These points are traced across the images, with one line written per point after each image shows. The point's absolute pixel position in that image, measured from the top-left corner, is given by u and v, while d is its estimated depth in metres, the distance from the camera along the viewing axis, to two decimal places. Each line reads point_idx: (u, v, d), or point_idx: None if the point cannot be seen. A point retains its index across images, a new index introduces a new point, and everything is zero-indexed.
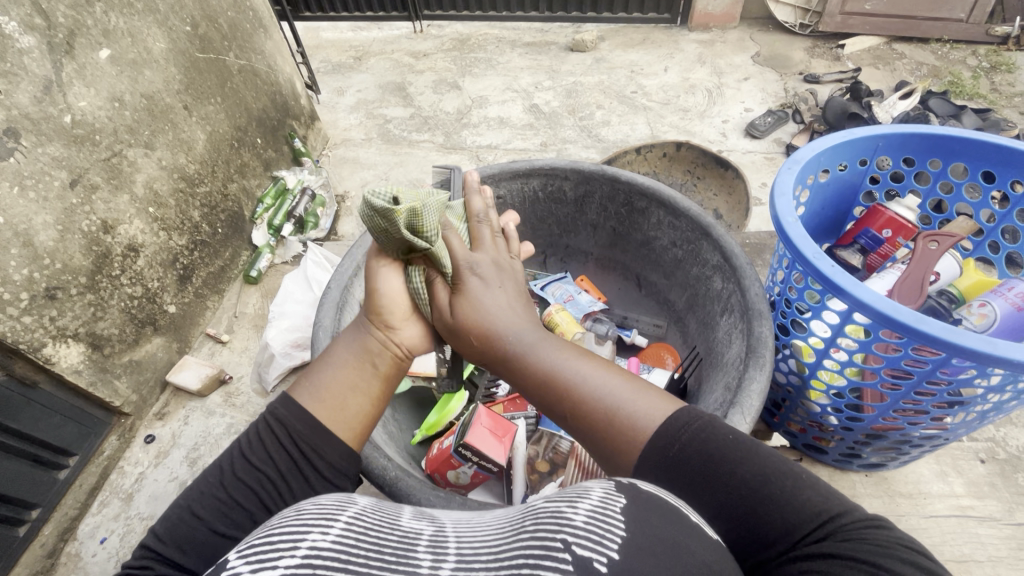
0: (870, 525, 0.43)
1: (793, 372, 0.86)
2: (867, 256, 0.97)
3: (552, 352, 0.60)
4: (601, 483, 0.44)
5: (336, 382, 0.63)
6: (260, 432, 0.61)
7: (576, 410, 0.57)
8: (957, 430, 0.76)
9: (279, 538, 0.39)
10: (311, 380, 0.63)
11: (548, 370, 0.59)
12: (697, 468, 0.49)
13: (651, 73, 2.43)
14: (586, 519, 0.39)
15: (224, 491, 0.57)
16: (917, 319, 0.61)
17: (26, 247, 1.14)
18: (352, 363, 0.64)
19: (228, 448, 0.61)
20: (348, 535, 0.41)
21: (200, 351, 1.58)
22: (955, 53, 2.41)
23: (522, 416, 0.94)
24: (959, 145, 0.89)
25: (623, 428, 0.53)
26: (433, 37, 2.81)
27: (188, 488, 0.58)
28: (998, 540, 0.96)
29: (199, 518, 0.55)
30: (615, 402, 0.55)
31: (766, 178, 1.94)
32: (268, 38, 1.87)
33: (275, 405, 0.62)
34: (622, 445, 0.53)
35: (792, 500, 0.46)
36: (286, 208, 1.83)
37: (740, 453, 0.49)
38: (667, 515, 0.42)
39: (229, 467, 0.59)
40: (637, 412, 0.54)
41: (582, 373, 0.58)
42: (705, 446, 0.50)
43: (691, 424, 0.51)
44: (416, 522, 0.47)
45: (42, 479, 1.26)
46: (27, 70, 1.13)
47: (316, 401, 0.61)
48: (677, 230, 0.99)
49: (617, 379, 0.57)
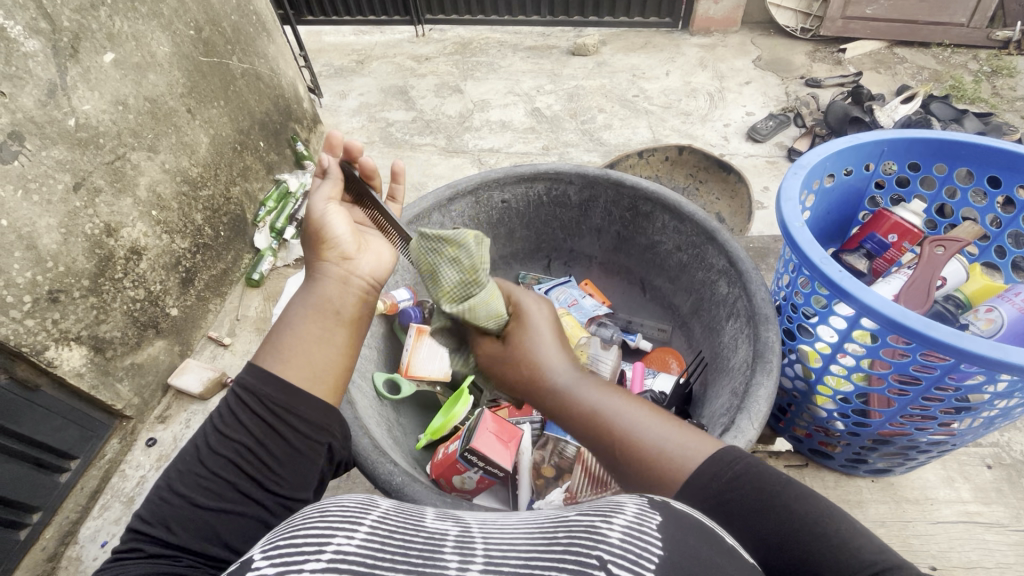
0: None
1: (799, 376, 0.86)
2: (873, 261, 0.97)
3: (599, 392, 0.61)
4: (636, 499, 0.45)
5: (302, 339, 0.59)
6: (228, 405, 0.59)
7: (616, 445, 0.57)
8: (965, 436, 0.75)
9: (304, 540, 0.39)
10: (276, 342, 0.60)
11: (592, 407, 0.60)
12: (743, 501, 0.49)
13: (652, 77, 2.44)
14: (622, 537, 0.39)
15: (202, 467, 0.55)
16: (927, 325, 0.61)
17: (29, 251, 1.14)
18: (315, 317, 0.60)
19: (199, 425, 0.60)
20: (373, 538, 0.41)
21: (201, 354, 1.58)
22: (956, 58, 2.42)
23: (528, 421, 0.95)
24: (963, 150, 0.89)
25: (660, 462, 0.54)
26: (434, 41, 2.82)
27: (166, 469, 0.57)
28: (1007, 547, 0.95)
29: (180, 498, 0.54)
30: (653, 437, 0.56)
31: (768, 182, 1.95)
32: (271, 42, 1.87)
33: (240, 373, 0.59)
34: (655, 475, 0.54)
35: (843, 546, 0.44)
36: (289, 212, 1.84)
37: (787, 490, 0.49)
38: (705, 535, 0.42)
39: (204, 443, 0.57)
40: (674, 449, 0.54)
41: (624, 411, 0.59)
42: (753, 483, 0.50)
43: (735, 465, 0.51)
44: (441, 522, 0.47)
45: (43, 483, 1.25)
46: (32, 74, 1.13)
47: (286, 365, 0.59)
48: (682, 235, 0.99)
49: (660, 421, 0.57)
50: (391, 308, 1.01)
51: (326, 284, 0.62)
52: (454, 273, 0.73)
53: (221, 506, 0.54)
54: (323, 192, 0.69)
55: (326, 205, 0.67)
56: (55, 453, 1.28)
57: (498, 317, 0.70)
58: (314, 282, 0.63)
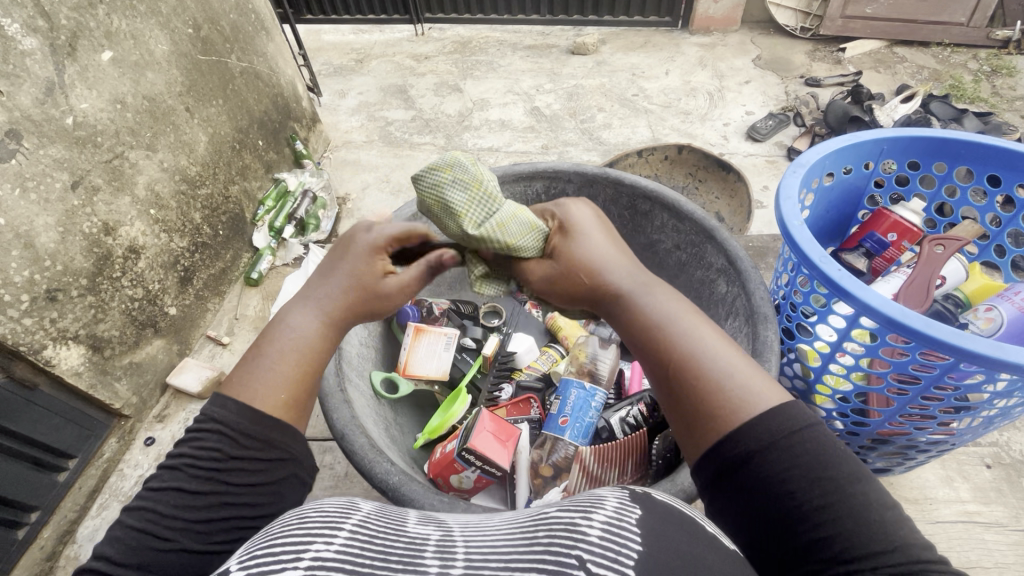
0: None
1: (798, 376, 0.86)
2: (872, 260, 0.96)
3: (674, 311, 0.60)
4: (617, 493, 0.45)
5: (284, 376, 0.61)
6: (213, 442, 0.57)
7: (678, 367, 0.55)
8: (964, 435, 0.75)
9: (281, 549, 0.39)
10: (258, 364, 0.61)
11: (664, 323, 0.59)
12: (795, 471, 0.47)
13: (652, 76, 2.44)
14: (602, 534, 0.39)
15: (188, 510, 0.54)
16: (927, 324, 0.60)
17: (27, 250, 1.14)
18: (306, 358, 0.63)
19: (175, 458, 0.57)
20: (352, 544, 0.40)
21: (200, 353, 1.58)
22: (956, 57, 2.42)
23: (525, 419, 0.96)
24: (963, 149, 0.89)
25: (720, 397, 0.52)
26: (434, 40, 2.81)
27: (140, 506, 0.53)
28: (1006, 547, 0.95)
29: (166, 539, 0.52)
30: (720, 373, 0.53)
31: (767, 181, 1.94)
32: (270, 40, 1.87)
33: (230, 410, 0.59)
34: (710, 408, 0.52)
35: (879, 533, 0.44)
36: (288, 210, 1.82)
37: (842, 468, 0.47)
38: (686, 526, 0.43)
39: (184, 479, 0.55)
40: (739, 391, 0.52)
41: (698, 337, 0.57)
42: (808, 451, 0.47)
43: (799, 429, 0.48)
44: (423, 526, 0.46)
45: (41, 482, 1.25)
46: (29, 72, 1.13)
47: (274, 396, 0.60)
48: (681, 234, 0.99)
49: (733, 360, 0.55)
50: None
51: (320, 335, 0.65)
52: (462, 193, 0.71)
53: (208, 547, 0.53)
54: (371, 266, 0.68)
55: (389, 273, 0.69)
56: (53, 452, 1.28)
57: (533, 228, 0.69)
58: (321, 325, 0.65)
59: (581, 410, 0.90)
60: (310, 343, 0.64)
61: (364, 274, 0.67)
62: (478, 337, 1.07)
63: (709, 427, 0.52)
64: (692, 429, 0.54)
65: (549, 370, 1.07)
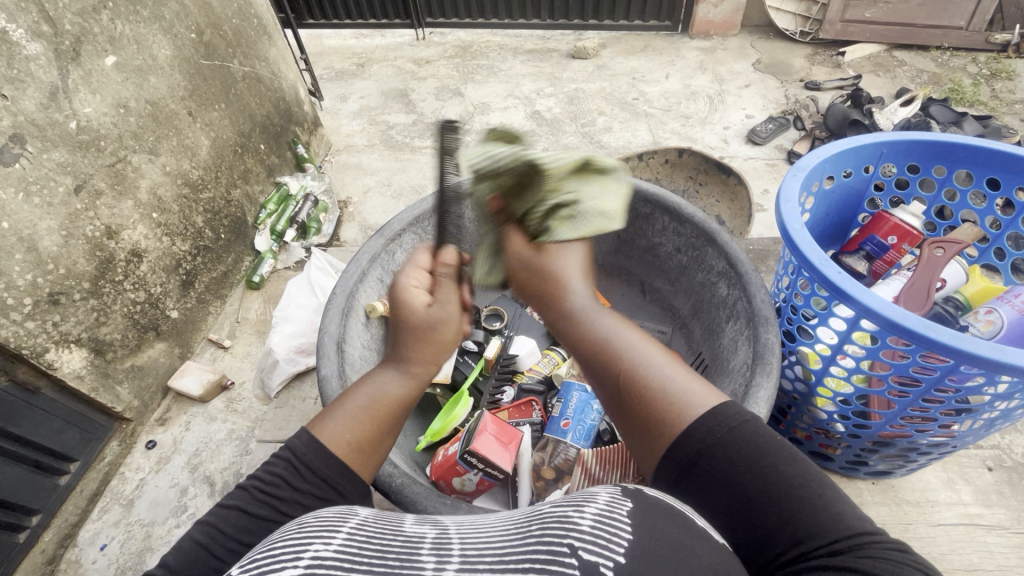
0: (894, 549, 0.42)
1: (799, 378, 0.87)
2: (872, 263, 0.97)
3: (614, 323, 0.63)
4: (608, 488, 0.45)
5: (361, 423, 0.62)
6: (280, 470, 0.58)
7: (623, 374, 0.57)
8: (965, 438, 0.75)
9: (281, 551, 0.39)
10: (341, 408, 0.63)
11: (607, 334, 0.62)
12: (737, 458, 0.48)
13: (652, 80, 2.45)
14: (593, 524, 0.39)
15: (248, 537, 0.54)
16: (925, 327, 0.61)
17: (30, 253, 1.14)
18: (378, 409, 0.63)
19: (245, 479, 0.58)
20: (350, 544, 0.41)
21: (202, 356, 1.58)
22: (955, 60, 2.43)
23: (527, 422, 0.96)
24: (963, 152, 0.89)
25: (665, 401, 0.53)
26: (435, 45, 2.83)
27: (205, 522, 0.54)
28: (1008, 549, 0.95)
29: (218, 561, 0.52)
30: (666, 377, 0.55)
31: (768, 184, 1.95)
32: (272, 45, 1.87)
33: (301, 448, 0.59)
34: (659, 412, 0.53)
35: (821, 512, 0.45)
36: (289, 214, 1.83)
37: (783, 453, 0.48)
38: (675, 518, 0.42)
39: (246, 503, 0.56)
40: (684, 393, 0.53)
41: (639, 344, 0.59)
42: (748, 443, 0.49)
43: (735, 424, 0.50)
44: (419, 527, 0.47)
45: (42, 485, 1.25)
46: (33, 77, 1.14)
47: (342, 446, 0.60)
48: (681, 237, 0.99)
49: (672, 362, 0.57)
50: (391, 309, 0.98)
51: (389, 384, 0.65)
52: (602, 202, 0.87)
53: None
54: (450, 296, 0.70)
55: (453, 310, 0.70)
56: (55, 456, 1.28)
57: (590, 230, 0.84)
58: (407, 378, 0.66)
59: (582, 413, 0.91)
60: (393, 395, 0.65)
61: (427, 315, 0.68)
62: (479, 340, 1.08)
63: (658, 431, 0.52)
64: (645, 439, 0.54)
65: (551, 372, 1.07)
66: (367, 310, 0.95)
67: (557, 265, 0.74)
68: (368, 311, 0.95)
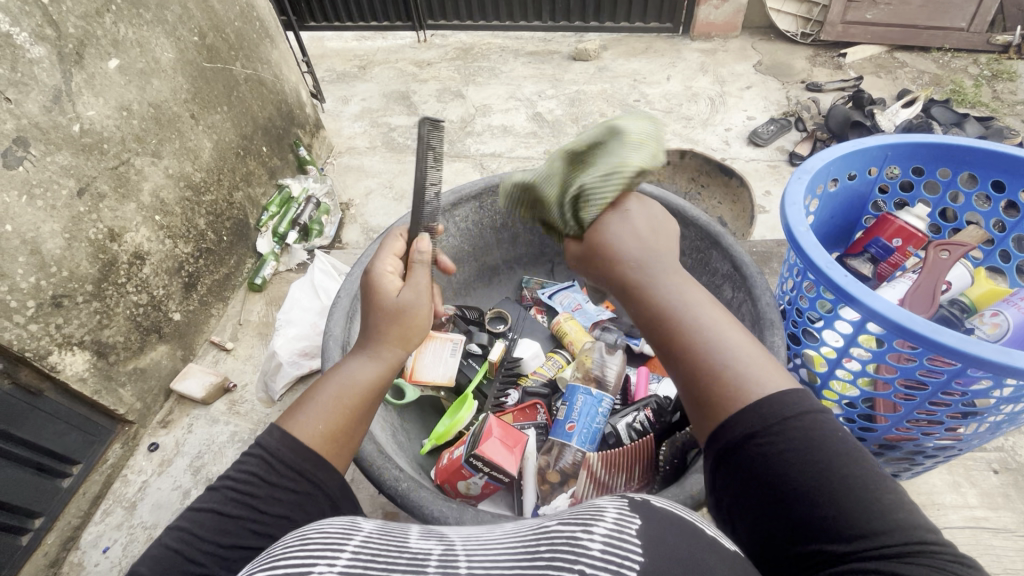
0: (954, 561, 0.40)
1: (804, 381, 0.86)
2: (877, 265, 0.96)
3: (684, 290, 0.58)
4: (615, 502, 0.44)
5: (332, 413, 0.62)
6: (253, 466, 0.58)
7: (685, 342, 0.54)
8: (971, 441, 0.75)
9: (285, 573, 0.39)
10: (312, 400, 0.63)
11: (674, 302, 0.57)
12: (793, 448, 0.46)
13: (654, 82, 2.45)
14: (603, 547, 0.39)
15: (224, 537, 0.54)
16: (933, 330, 0.61)
17: (33, 256, 1.14)
18: (348, 395, 0.64)
19: (219, 478, 0.58)
20: (356, 564, 0.40)
21: (204, 359, 1.58)
22: (957, 62, 2.43)
23: (532, 425, 0.96)
24: (967, 155, 0.89)
25: (726, 379, 0.51)
26: (436, 47, 2.83)
27: (177, 527, 0.54)
28: (1014, 552, 0.95)
29: (196, 565, 0.52)
30: (732, 354, 0.52)
31: (770, 186, 1.95)
32: (274, 47, 1.88)
33: (269, 441, 0.60)
34: (719, 388, 0.51)
35: (873, 514, 0.42)
36: (291, 216, 1.83)
37: (841, 452, 0.45)
38: (684, 534, 0.42)
39: (222, 501, 0.56)
40: (749, 372, 0.50)
41: (708, 315, 0.55)
42: (801, 433, 0.46)
43: (792, 415, 0.47)
44: (424, 541, 0.46)
45: (45, 488, 1.25)
46: (36, 80, 1.14)
47: (314, 433, 0.60)
48: (686, 239, 0.99)
49: (741, 339, 0.54)
50: None
51: (360, 370, 0.65)
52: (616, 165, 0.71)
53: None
54: (419, 279, 0.71)
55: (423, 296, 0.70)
56: (57, 459, 1.28)
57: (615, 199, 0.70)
58: (377, 363, 0.66)
59: (588, 416, 0.91)
60: (364, 382, 0.65)
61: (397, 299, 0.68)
62: (484, 342, 1.08)
63: (718, 406, 0.50)
64: (700, 412, 0.52)
65: (555, 375, 1.06)
66: None
67: (623, 230, 0.65)
68: None
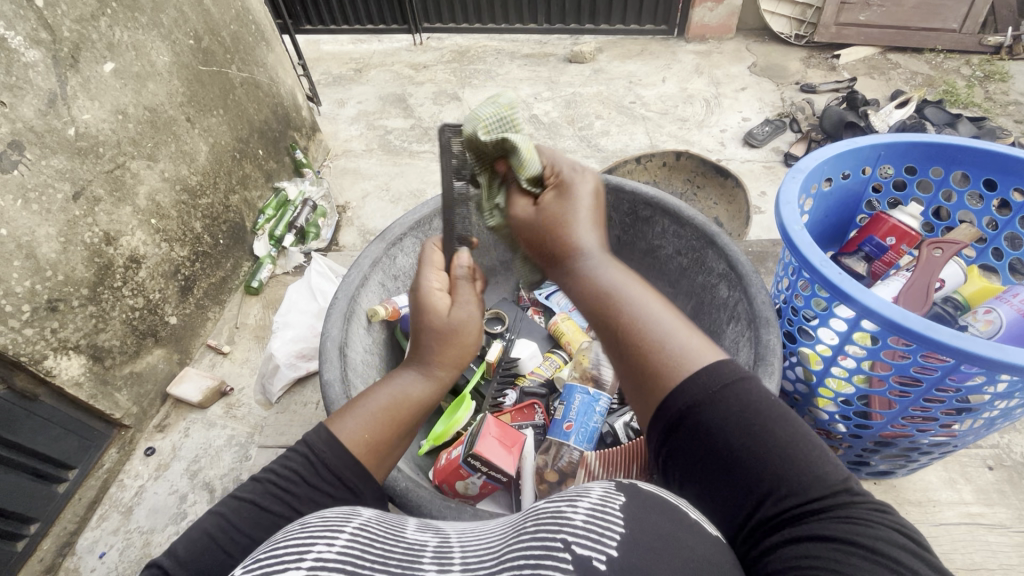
0: (876, 509, 0.42)
1: (800, 379, 0.87)
2: (871, 264, 0.98)
3: (616, 271, 0.59)
4: (602, 483, 0.45)
5: (378, 424, 0.62)
6: (297, 464, 0.59)
7: (620, 323, 0.54)
8: (965, 437, 0.76)
9: (284, 551, 0.39)
10: (359, 409, 0.63)
11: (609, 285, 0.57)
12: (728, 421, 0.46)
13: (649, 84, 2.46)
14: (586, 518, 0.39)
15: (254, 531, 0.54)
16: (926, 327, 0.61)
17: (28, 260, 1.14)
18: (391, 403, 0.64)
19: (257, 475, 0.59)
20: (352, 546, 0.41)
21: (200, 362, 1.58)
22: (949, 62, 2.45)
23: (530, 425, 0.96)
24: (959, 154, 0.90)
25: (659, 353, 0.51)
26: (432, 50, 2.84)
27: (218, 512, 0.55)
28: (1010, 548, 0.96)
29: (226, 555, 0.52)
30: (665, 332, 0.52)
31: (765, 187, 1.96)
32: (270, 51, 1.88)
33: (315, 440, 0.60)
34: (653, 367, 0.50)
35: (808, 470, 0.44)
36: (288, 219, 1.83)
37: (778, 411, 0.47)
38: (667, 511, 0.42)
39: (261, 497, 0.56)
40: (680, 349, 0.50)
41: (635, 293, 0.56)
42: (740, 401, 0.47)
43: (729, 381, 0.47)
44: (421, 534, 0.46)
45: (41, 493, 1.25)
46: (32, 84, 1.13)
47: (358, 441, 0.61)
48: (682, 239, 0.99)
49: (672, 316, 0.54)
50: (393, 313, 0.97)
51: (407, 384, 0.66)
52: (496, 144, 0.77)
53: None
54: (469, 299, 0.71)
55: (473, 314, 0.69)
56: (54, 464, 1.27)
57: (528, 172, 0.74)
58: (428, 381, 0.67)
59: (585, 415, 0.91)
60: (414, 396, 0.65)
61: (436, 309, 0.68)
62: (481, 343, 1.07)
63: (654, 383, 0.50)
64: (638, 395, 0.52)
65: (552, 376, 1.07)
66: (369, 315, 0.95)
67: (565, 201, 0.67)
68: (369, 315, 0.95)
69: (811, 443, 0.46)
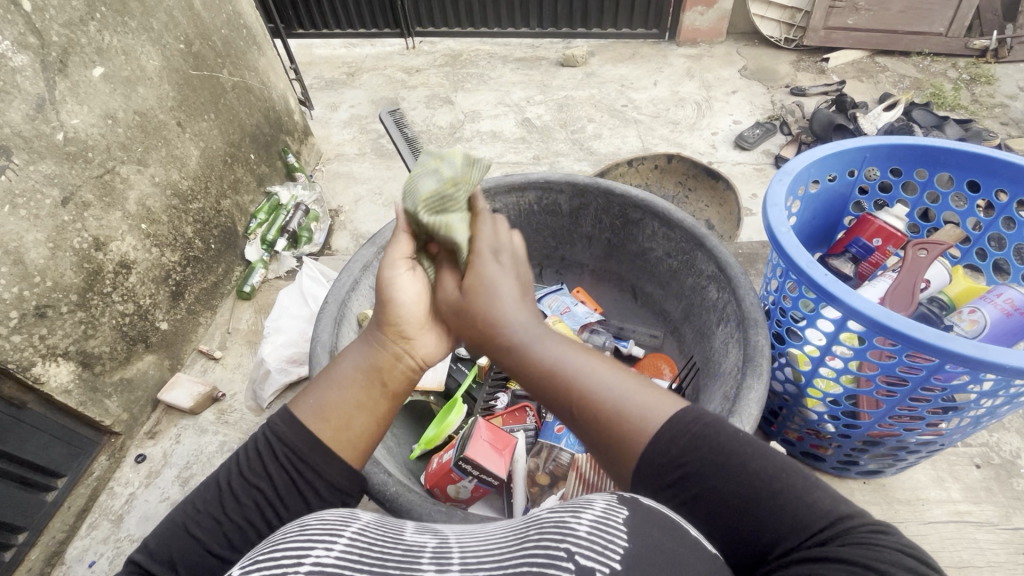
0: (875, 532, 0.41)
1: (789, 380, 0.87)
2: (858, 265, 0.98)
3: (560, 346, 0.58)
4: (605, 496, 0.45)
5: (329, 394, 0.61)
6: (261, 448, 0.60)
7: (578, 402, 0.54)
8: (952, 436, 0.76)
9: (282, 554, 0.39)
10: (311, 384, 0.63)
11: (553, 364, 0.57)
12: (707, 473, 0.48)
13: (641, 87, 2.47)
14: (590, 529, 0.40)
15: (221, 509, 0.57)
16: (911, 327, 0.62)
17: (16, 266, 1.13)
18: (352, 377, 0.62)
19: (227, 461, 0.62)
20: (351, 550, 0.40)
21: (192, 368, 1.57)
22: (936, 66, 2.48)
23: (522, 428, 0.96)
24: (944, 156, 0.91)
25: (622, 420, 0.52)
26: (424, 53, 2.84)
27: (187, 503, 0.58)
28: (997, 545, 0.97)
29: (196, 539, 0.55)
30: (617, 395, 0.53)
31: (756, 189, 1.97)
32: (261, 55, 1.88)
33: (273, 420, 0.62)
34: (619, 436, 0.52)
35: (797, 495, 0.45)
36: (280, 223, 1.83)
37: (749, 449, 0.48)
38: (669, 528, 0.42)
39: (228, 484, 0.59)
40: (636, 407, 0.52)
41: (585, 366, 0.56)
42: (715, 443, 0.49)
43: (700, 423, 0.50)
44: (419, 536, 0.46)
45: (30, 502, 1.23)
46: (20, 89, 1.13)
47: (310, 414, 0.60)
48: (671, 241, 1.00)
49: (623, 378, 0.55)
50: None
51: (352, 357, 0.64)
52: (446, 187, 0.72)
53: (231, 557, 0.55)
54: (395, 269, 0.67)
55: (399, 271, 0.67)
56: (42, 472, 1.26)
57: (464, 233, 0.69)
58: (369, 344, 0.64)
59: None
60: (357, 365, 0.63)
61: (382, 279, 0.66)
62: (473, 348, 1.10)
63: (621, 453, 0.51)
64: (611, 466, 0.53)
65: None
66: (359, 318, 0.95)
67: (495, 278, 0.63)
68: (359, 319, 0.95)
69: (788, 473, 0.47)
